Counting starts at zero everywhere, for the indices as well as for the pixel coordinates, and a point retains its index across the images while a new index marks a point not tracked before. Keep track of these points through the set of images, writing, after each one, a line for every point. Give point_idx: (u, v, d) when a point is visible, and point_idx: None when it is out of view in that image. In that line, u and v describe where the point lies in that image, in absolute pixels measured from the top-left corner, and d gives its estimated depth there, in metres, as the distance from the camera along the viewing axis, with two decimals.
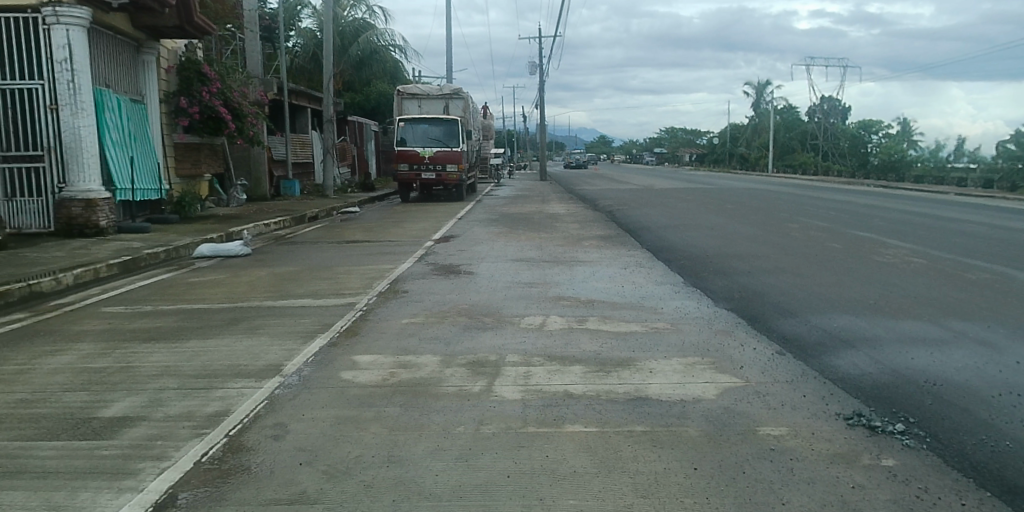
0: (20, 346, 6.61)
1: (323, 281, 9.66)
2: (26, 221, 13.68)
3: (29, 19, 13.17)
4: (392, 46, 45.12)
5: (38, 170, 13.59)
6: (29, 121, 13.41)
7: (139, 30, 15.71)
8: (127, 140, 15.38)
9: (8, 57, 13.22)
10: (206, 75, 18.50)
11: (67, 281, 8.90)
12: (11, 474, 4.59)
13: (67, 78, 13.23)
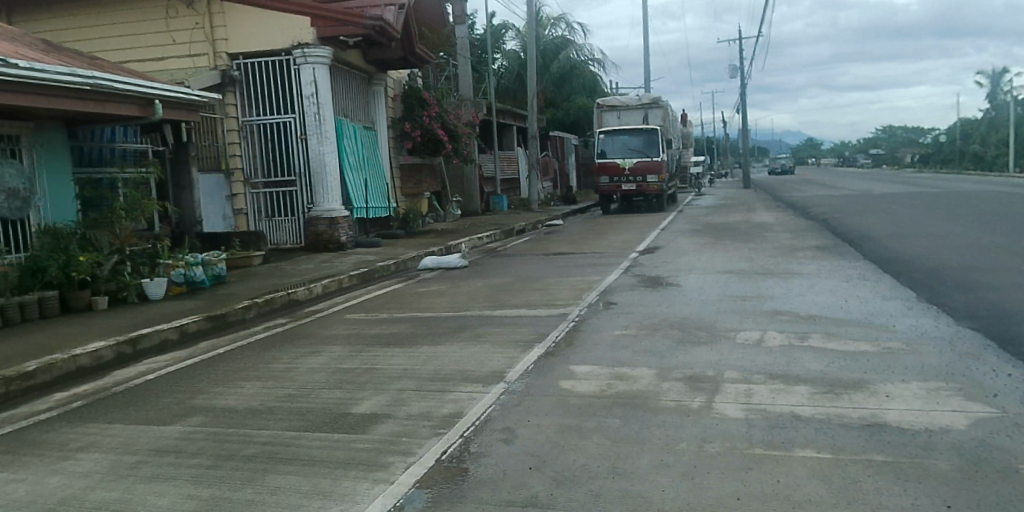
0: (285, 347, 7.50)
1: (534, 292, 9.86)
2: (283, 238, 15.65)
3: (283, 61, 15.08)
4: (591, 60, 45.74)
5: (292, 193, 15.45)
6: (285, 151, 15.31)
7: (370, 64, 17.28)
8: (363, 163, 16.89)
9: (268, 96, 15.25)
10: (426, 100, 20.10)
11: (318, 291, 10.00)
12: (287, 459, 5.17)
13: (313, 111, 14.77)
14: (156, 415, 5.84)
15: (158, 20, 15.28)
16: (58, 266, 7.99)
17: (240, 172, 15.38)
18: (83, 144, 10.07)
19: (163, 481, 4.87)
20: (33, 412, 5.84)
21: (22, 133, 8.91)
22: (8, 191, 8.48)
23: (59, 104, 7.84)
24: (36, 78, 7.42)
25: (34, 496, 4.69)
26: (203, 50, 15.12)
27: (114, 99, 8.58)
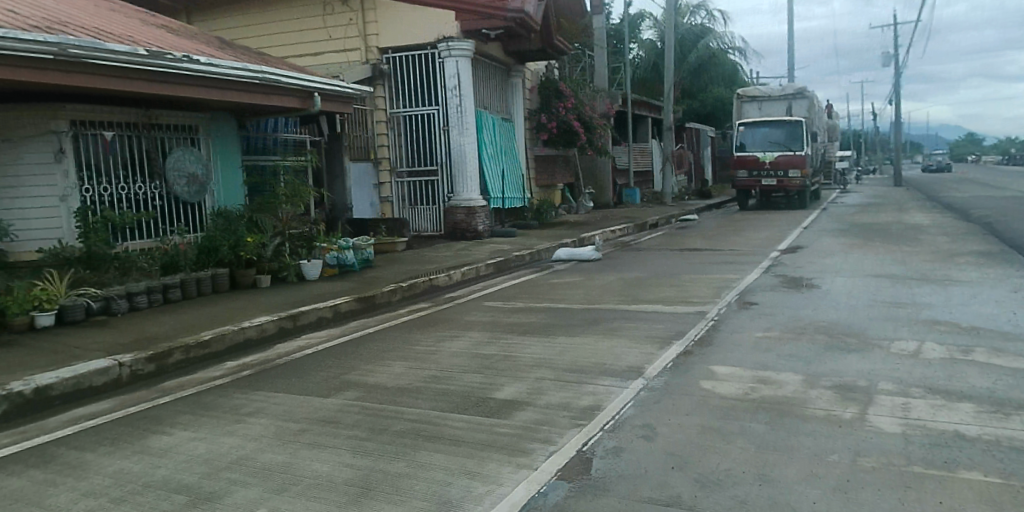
0: (426, 330, 7.78)
1: (670, 288, 9.63)
2: (423, 226, 16.12)
3: (428, 54, 15.41)
4: (730, 49, 43.98)
5: (433, 183, 15.86)
6: (428, 142, 15.72)
7: (508, 55, 17.42)
8: (500, 154, 17.09)
9: (413, 88, 15.66)
10: (563, 92, 20.23)
11: (456, 278, 10.28)
12: (434, 437, 5.39)
13: (455, 103, 15.11)
14: (314, 387, 6.26)
15: (316, 16, 16.12)
16: (228, 247, 8.58)
17: (387, 161, 15.97)
18: (250, 134, 10.76)
19: (321, 449, 5.22)
20: (209, 378, 6.45)
21: (199, 123, 9.65)
22: (187, 176, 9.30)
23: (227, 96, 8.55)
24: (210, 73, 8.11)
25: (212, 453, 5.19)
26: (355, 44, 15.73)
27: (278, 92, 9.24)
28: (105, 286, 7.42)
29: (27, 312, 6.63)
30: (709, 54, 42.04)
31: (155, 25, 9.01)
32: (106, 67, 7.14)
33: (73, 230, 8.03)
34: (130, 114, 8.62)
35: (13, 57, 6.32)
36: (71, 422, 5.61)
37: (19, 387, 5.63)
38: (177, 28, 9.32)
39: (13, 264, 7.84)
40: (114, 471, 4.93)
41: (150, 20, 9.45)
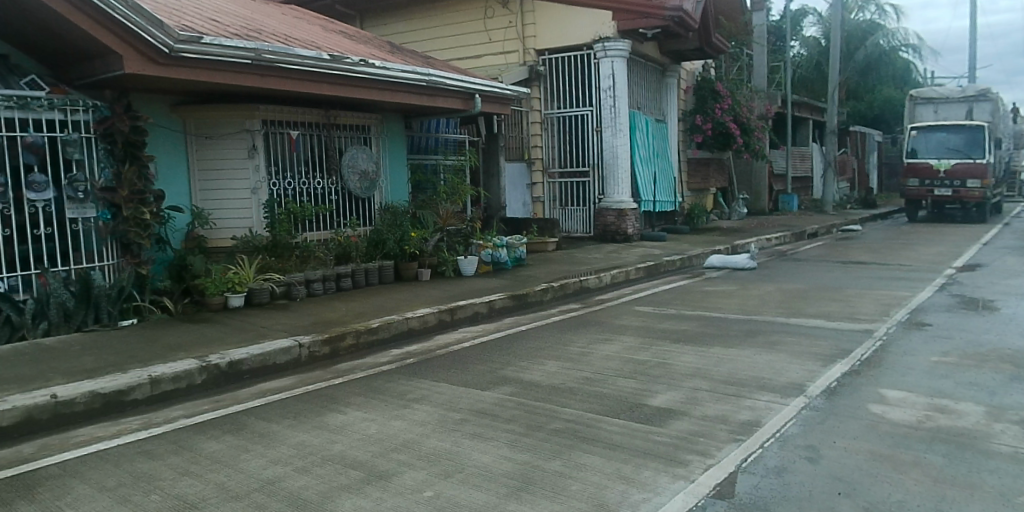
0: (579, 330, 7.87)
1: (832, 303, 9.12)
2: (572, 227, 16.04)
3: (584, 55, 15.27)
4: (903, 46, 40.68)
5: (585, 185, 15.72)
6: (582, 142, 15.59)
7: (665, 56, 17.04)
8: (653, 156, 16.72)
9: (569, 89, 15.61)
10: (719, 93, 19.49)
11: (607, 280, 10.30)
12: (590, 439, 5.45)
13: (610, 104, 14.88)
14: (472, 380, 6.52)
15: (476, 20, 16.36)
16: (394, 241, 9.07)
17: (540, 162, 16.05)
18: (415, 134, 10.84)
19: (481, 440, 5.44)
20: (378, 363, 6.89)
21: (372, 123, 9.68)
22: (361, 173, 9.40)
23: (399, 97, 9.04)
24: (385, 76, 8.62)
25: (381, 434, 5.57)
26: (514, 47, 15.82)
27: (445, 94, 9.67)
28: (288, 274, 7.97)
29: (222, 293, 7.39)
30: (881, 50, 38.76)
31: (339, 33, 9.73)
32: (296, 71, 7.82)
33: (261, 220, 8.20)
34: (313, 115, 8.75)
35: (216, 61, 7.22)
36: (260, 395, 6.23)
37: (217, 360, 6.38)
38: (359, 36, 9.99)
39: (212, 250, 8.13)
40: (297, 443, 5.43)
41: (336, 30, 10.20)
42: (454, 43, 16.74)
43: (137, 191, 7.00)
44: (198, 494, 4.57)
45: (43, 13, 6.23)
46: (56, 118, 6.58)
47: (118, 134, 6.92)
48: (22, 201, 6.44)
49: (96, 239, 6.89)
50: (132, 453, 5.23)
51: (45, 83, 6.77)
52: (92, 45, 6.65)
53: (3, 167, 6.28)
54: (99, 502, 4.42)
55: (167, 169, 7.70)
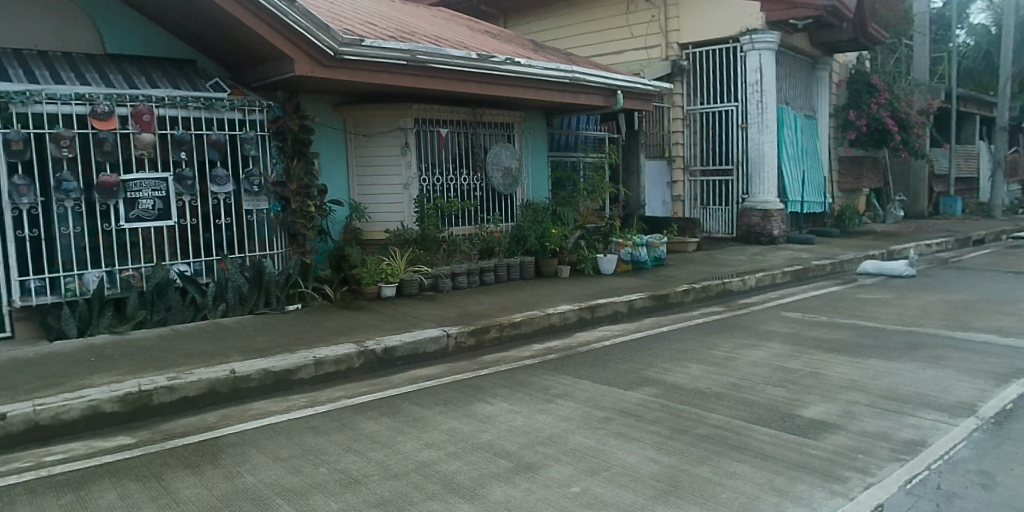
0: (723, 334, 7.72)
1: (1008, 317, 8.34)
2: (715, 226, 15.43)
3: (730, 48, 14.56)
4: None
5: (728, 183, 15.09)
6: (725, 139, 14.96)
7: (816, 49, 16.21)
8: (801, 153, 15.85)
9: (713, 84, 14.97)
10: (875, 87, 18.16)
11: (751, 283, 9.99)
12: (739, 446, 5.27)
13: (756, 100, 14.21)
14: (614, 379, 6.54)
15: (618, 14, 16.00)
16: (535, 237, 9.23)
17: (681, 160, 15.45)
18: (556, 130, 10.98)
19: (626, 440, 5.44)
20: (521, 357, 7.08)
21: (514, 121, 9.85)
22: (504, 169, 9.64)
23: (541, 95, 9.28)
24: (529, 73, 8.88)
25: (526, 427, 5.71)
26: (656, 41, 15.34)
27: (585, 90, 9.78)
28: (435, 266, 8.33)
29: (376, 283, 7.83)
30: None
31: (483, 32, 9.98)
32: (445, 71, 8.21)
33: (411, 214, 8.54)
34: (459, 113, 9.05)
35: (376, 62, 7.68)
36: (411, 382, 6.57)
37: (372, 346, 6.78)
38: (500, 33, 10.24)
39: (368, 242, 8.58)
40: (448, 429, 5.68)
41: (477, 25, 10.53)
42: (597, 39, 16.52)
43: (304, 184, 7.51)
44: (360, 470, 4.92)
45: (230, 25, 6.93)
46: (236, 117, 7.20)
47: (288, 132, 7.47)
48: (207, 194, 7.10)
49: (268, 228, 7.50)
50: (300, 427, 5.70)
51: (227, 85, 7.49)
52: (268, 49, 7.20)
53: (192, 161, 6.98)
54: (276, 472, 4.88)
55: (328, 166, 8.24)
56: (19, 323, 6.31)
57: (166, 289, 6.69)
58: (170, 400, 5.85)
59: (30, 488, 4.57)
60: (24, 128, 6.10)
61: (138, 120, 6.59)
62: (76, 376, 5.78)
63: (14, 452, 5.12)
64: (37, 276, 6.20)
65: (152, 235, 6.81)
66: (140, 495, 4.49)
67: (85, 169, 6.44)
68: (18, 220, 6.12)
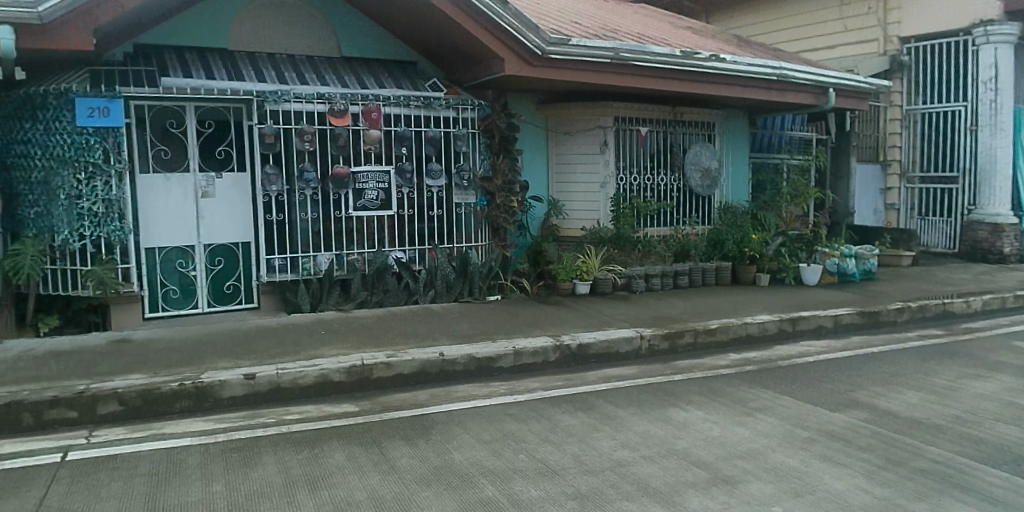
0: (945, 362, 7.11)
1: None
2: (935, 242, 13.90)
3: (961, 42, 13.09)
4: None
5: (951, 193, 13.63)
6: (949, 143, 13.54)
7: None
8: None
9: (939, 82, 13.56)
10: None
11: (976, 306, 9.09)
12: (963, 487, 4.53)
13: (991, 98, 12.72)
14: (819, 399, 6.21)
15: (831, 8, 14.86)
16: (734, 242, 9.14)
17: (897, 165, 14.22)
18: (758, 130, 10.81)
19: (836, 466, 4.88)
20: (717, 365, 7.04)
21: (714, 119, 9.86)
22: (702, 170, 9.71)
23: (742, 92, 9.43)
24: (734, 71, 9.10)
25: (725, 438, 5.42)
26: (874, 35, 14.14)
27: (784, 88, 9.76)
28: (629, 266, 8.59)
29: (570, 280, 8.19)
30: None
31: (684, 32, 10.41)
32: (649, 68, 8.49)
33: (606, 213, 8.83)
34: (659, 111, 9.24)
35: (583, 62, 8.08)
36: (606, 380, 6.67)
37: (568, 341, 7.00)
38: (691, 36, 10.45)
39: (562, 239, 9.01)
40: (642, 431, 5.56)
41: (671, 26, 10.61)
42: (802, 34, 15.44)
43: (508, 180, 7.99)
44: (557, 461, 4.95)
45: (449, 30, 7.52)
46: (450, 115, 7.72)
47: (496, 130, 7.91)
48: (422, 187, 7.65)
49: (473, 221, 7.96)
50: (500, 414, 5.90)
51: (443, 85, 8.00)
52: (482, 50, 7.67)
53: (411, 156, 7.56)
54: (479, 453, 5.08)
55: (530, 162, 8.78)
56: (265, 297, 7.25)
57: (384, 273, 7.30)
58: (388, 375, 6.36)
59: (274, 442, 5.18)
60: (275, 123, 6.85)
61: (367, 117, 7.20)
62: (311, 345, 6.47)
63: (261, 408, 5.86)
64: (280, 255, 7.04)
65: (373, 224, 7.43)
66: (363, 459, 4.92)
67: (322, 161, 7.15)
68: (268, 205, 6.94)
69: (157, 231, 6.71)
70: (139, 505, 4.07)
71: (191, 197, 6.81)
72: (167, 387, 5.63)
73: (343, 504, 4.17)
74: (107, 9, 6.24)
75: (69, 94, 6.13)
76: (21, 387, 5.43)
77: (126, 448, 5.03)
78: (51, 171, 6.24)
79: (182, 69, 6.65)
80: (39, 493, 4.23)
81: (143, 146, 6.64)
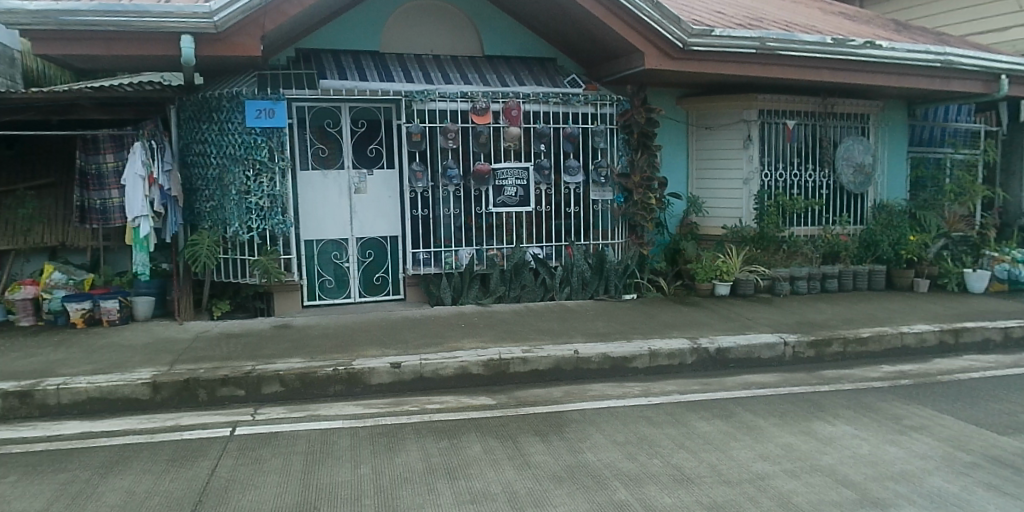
0: None
1: None
2: None
3: None
4: None
5: None
6: None
7: None
8: None
9: None
10: None
11: None
12: None
13: None
14: (985, 420, 5.51)
15: None
16: (890, 244, 8.75)
17: None
18: (917, 123, 10.11)
19: (1004, 498, 4.18)
20: (869, 377, 6.56)
21: (871, 111, 9.39)
22: (855, 166, 9.22)
23: (900, 81, 8.73)
24: (892, 58, 8.44)
25: (875, 457, 4.82)
26: None
27: (948, 76, 8.96)
28: (773, 267, 8.50)
29: (710, 280, 8.24)
30: None
31: (828, 23, 9.95)
32: (796, 58, 8.07)
33: (750, 210, 8.70)
34: (808, 104, 8.98)
35: (726, 53, 7.79)
36: (747, 387, 6.31)
37: (706, 344, 6.75)
38: (843, 26, 10.04)
39: (703, 238, 9.02)
40: (784, 443, 5.08)
41: (821, 19, 10.24)
42: (960, 16, 12.73)
43: (645, 177, 8.03)
44: (693, 469, 4.59)
45: (589, 22, 7.44)
46: (588, 110, 7.91)
47: (636, 125, 7.98)
48: (560, 183, 7.89)
49: (608, 217, 8.12)
50: (634, 415, 5.63)
51: (582, 81, 8.14)
52: (622, 44, 7.62)
53: (549, 153, 7.82)
54: (614, 453, 4.82)
55: (671, 159, 8.92)
56: (409, 288, 7.70)
57: (522, 269, 7.64)
58: (523, 370, 6.36)
59: (417, 430, 5.24)
60: (422, 122, 7.34)
61: (508, 115, 7.54)
62: (450, 339, 6.66)
63: (405, 396, 6.02)
64: (425, 249, 7.51)
65: (513, 219, 7.78)
66: (500, 452, 4.86)
67: (465, 158, 7.58)
68: (414, 200, 7.44)
69: (313, 224, 7.30)
70: (296, 485, 4.24)
71: (345, 193, 7.36)
72: (322, 371, 5.92)
73: (478, 496, 4.13)
74: (272, 19, 6.68)
75: (239, 97, 6.77)
76: (198, 366, 5.93)
77: (286, 426, 5.31)
78: (224, 168, 6.87)
79: (338, 71, 7.23)
80: (211, 464, 4.56)
81: (304, 145, 7.23)
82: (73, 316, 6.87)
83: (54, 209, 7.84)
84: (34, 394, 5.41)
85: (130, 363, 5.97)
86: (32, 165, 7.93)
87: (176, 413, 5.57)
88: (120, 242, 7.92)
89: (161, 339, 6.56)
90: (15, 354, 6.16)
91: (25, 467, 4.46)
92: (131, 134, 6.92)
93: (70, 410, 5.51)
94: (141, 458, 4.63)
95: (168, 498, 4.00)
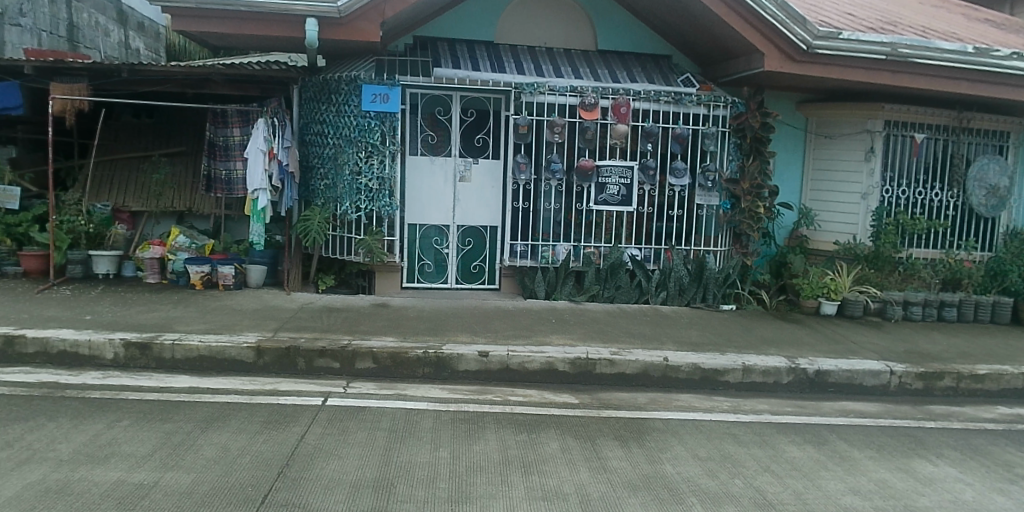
0: None
1: None
2: None
3: None
4: None
5: None
6: None
7: None
8: None
9: None
10: None
11: None
12: None
13: None
14: None
15: None
16: (1019, 274, 8.09)
17: None
18: None
19: None
20: (981, 417, 5.85)
21: (1012, 128, 8.66)
22: (988, 187, 8.57)
23: None
24: None
25: (978, 504, 4.09)
26: None
27: None
28: (886, 289, 8.09)
29: (816, 297, 7.94)
30: None
31: (970, 31, 9.21)
32: (933, 66, 7.46)
33: (866, 228, 8.35)
34: (940, 117, 8.42)
35: (855, 58, 7.33)
36: (845, 415, 5.73)
37: (805, 365, 6.32)
38: (988, 34, 9.25)
39: (813, 252, 8.72)
40: (878, 478, 4.41)
41: (964, 27, 9.46)
42: None
43: (756, 184, 7.89)
44: (777, 493, 4.07)
45: (710, 19, 7.25)
46: (700, 112, 7.88)
47: (748, 129, 7.87)
48: (665, 185, 7.92)
49: (715, 223, 8.07)
50: (717, 430, 5.15)
51: (697, 80, 8.14)
52: (743, 44, 7.36)
53: (656, 152, 7.87)
54: (691, 468, 4.38)
55: (784, 166, 8.74)
56: (506, 279, 7.97)
57: (618, 269, 7.72)
58: (611, 372, 6.14)
59: (498, 420, 5.07)
60: (530, 114, 7.58)
61: (616, 112, 7.65)
62: (538, 333, 6.61)
63: (489, 385, 5.95)
64: (524, 241, 7.75)
65: (614, 218, 7.88)
66: (577, 452, 4.55)
67: (570, 153, 7.74)
68: (516, 193, 7.69)
69: (418, 209, 7.65)
70: (376, 461, 4.18)
71: (450, 181, 7.68)
72: (413, 353, 5.98)
73: (551, 494, 3.89)
74: (393, 6, 6.86)
75: (358, 81, 7.18)
76: (299, 336, 6.18)
77: (375, 402, 5.31)
78: (340, 148, 7.31)
79: (453, 60, 7.57)
80: (301, 431, 4.60)
81: (415, 130, 7.58)
82: (194, 278, 7.45)
83: (183, 176, 8.54)
84: (152, 347, 5.78)
85: (238, 327, 6.30)
86: (167, 134, 8.75)
87: (275, 378, 5.76)
88: (240, 212, 8.44)
89: (269, 307, 6.96)
90: (142, 309, 6.68)
91: (138, 412, 4.73)
92: (256, 110, 7.35)
93: (181, 365, 5.82)
94: (240, 417, 4.78)
95: (257, 459, 4.08)
